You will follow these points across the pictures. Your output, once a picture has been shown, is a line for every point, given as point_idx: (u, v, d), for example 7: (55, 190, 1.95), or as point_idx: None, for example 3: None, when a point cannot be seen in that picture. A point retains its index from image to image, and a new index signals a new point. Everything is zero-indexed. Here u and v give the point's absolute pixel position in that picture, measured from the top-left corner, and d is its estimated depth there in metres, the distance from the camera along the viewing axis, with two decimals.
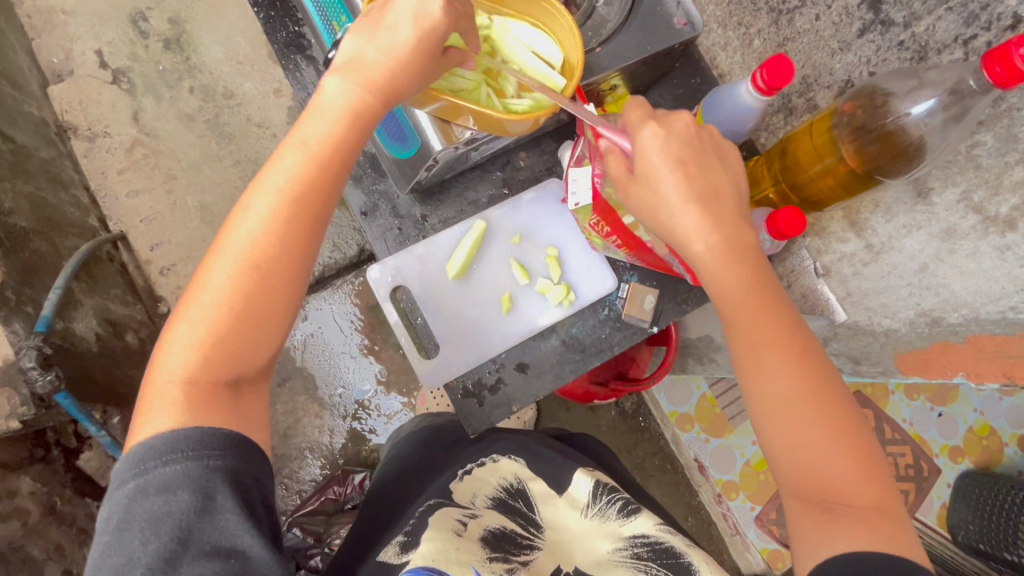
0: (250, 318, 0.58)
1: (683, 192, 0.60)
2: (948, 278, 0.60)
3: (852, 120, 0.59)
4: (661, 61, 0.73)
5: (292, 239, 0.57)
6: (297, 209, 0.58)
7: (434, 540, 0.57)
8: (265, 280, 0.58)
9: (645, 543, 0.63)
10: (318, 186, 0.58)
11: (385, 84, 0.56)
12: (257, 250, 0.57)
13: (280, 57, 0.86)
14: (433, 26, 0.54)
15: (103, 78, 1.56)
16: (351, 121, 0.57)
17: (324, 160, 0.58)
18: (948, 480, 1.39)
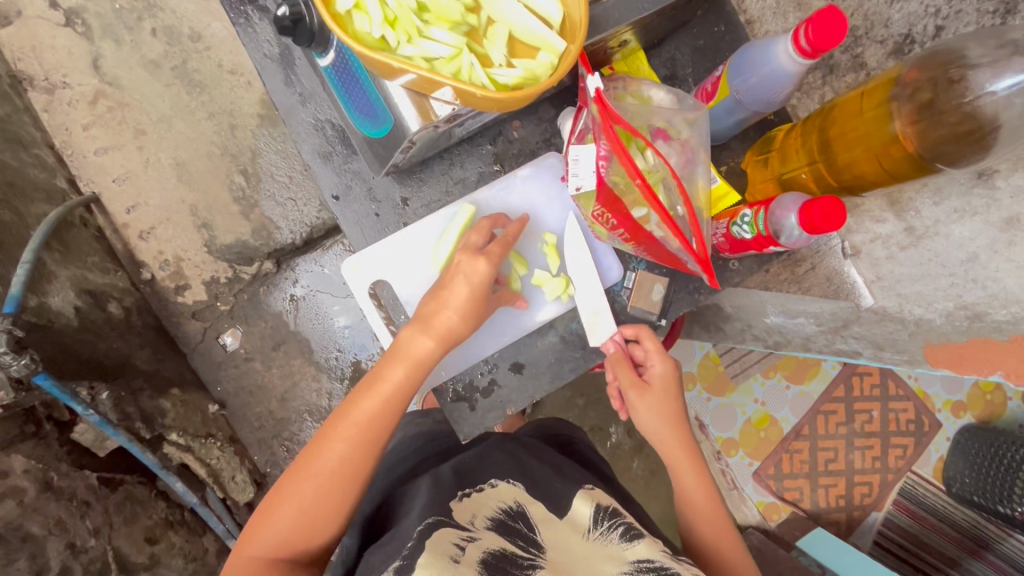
0: (322, 521, 0.64)
1: (670, 409, 0.74)
2: (1000, 272, 0.55)
3: (915, 96, 0.50)
4: (679, 9, 0.62)
5: (368, 448, 0.65)
6: (374, 436, 0.65)
7: (428, 568, 0.51)
8: (337, 491, 0.64)
9: (651, 567, 0.56)
10: (394, 404, 0.65)
11: (449, 343, 0.66)
12: (337, 469, 0.64)
13: (229, 8, 0.72)
14: (483, 275, 0.65)
15: (55, 19, 1.41)
16: (415, 369, 0.65)
17: (402, 399, 0.66)
18: (947, 434, 1.38)
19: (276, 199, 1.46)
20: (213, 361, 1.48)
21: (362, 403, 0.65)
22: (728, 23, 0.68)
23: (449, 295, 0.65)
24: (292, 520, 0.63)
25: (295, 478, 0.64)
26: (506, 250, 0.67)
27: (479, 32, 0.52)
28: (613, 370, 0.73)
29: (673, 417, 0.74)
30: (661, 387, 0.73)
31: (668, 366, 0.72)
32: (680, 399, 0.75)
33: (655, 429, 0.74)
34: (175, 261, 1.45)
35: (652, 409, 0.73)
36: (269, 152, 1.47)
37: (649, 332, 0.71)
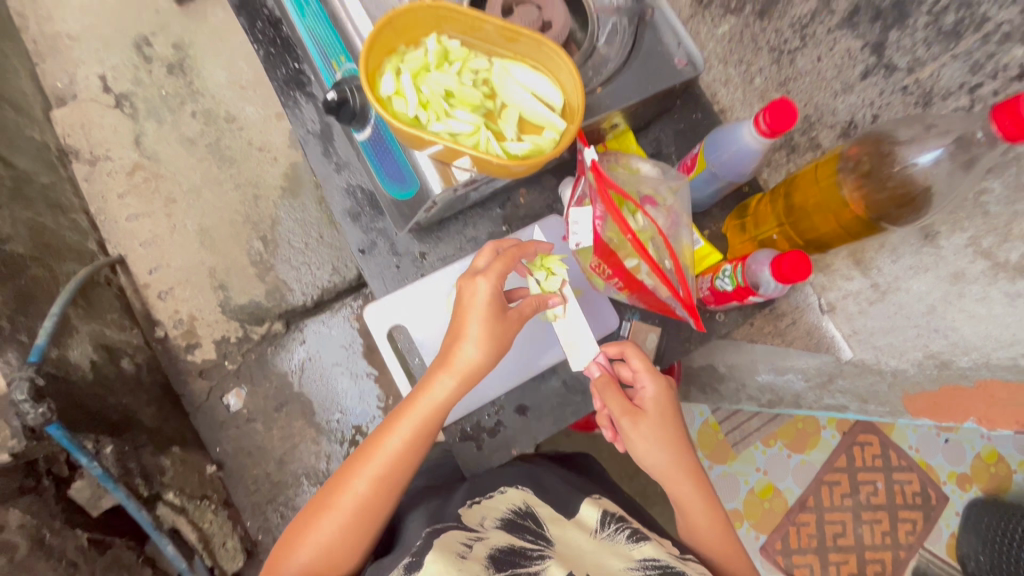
0: (347, 549, 0.66)
1: (669, 435, 0.70)
2: (957, 322, 0.57)
3: (858, 166, 0.56)
4: (661, 99, 0.72)
5: (391, 479, 0.68)
6: (397, 471, 0.68)
7: (436, 563, 0.52)
8: (362, 523, 0.67)
9: (657, 567, 0.55)
10: (418, 441, 0.68)
11: (468, 380, 0.66)
12: (363, 501, 0.67)
13: (279, 94, 0.79)
14: (494, 302, 0.64)
15: (106, 102, 1.58)
16: (436, 405, 0.67)
17: (427, 436, 0.69)
18: (956, 507, 1.40)
19: (291, 263, 1.54)
20: (215, 421, 1.49)
21: (387, 440, 0.68)
22: (705, 110, 0.78)
23: (463, 325, 0.65)
24: (319, 547, 0.66)
25: (325, 507, 0.67)
26: (508, 265, 0.66)
27: (495, 114, 0.61)
28: (604, 397, 0.70)
29: (672, 444, 0.69)
30: (657, 412, 0.69)
31: (658, 385, 0.70)
32: (676, 420, 0.71)
33: (660, 462, 0.69)
34: (189, 320, 1.51)
35: (653, 438, 0.69)
36: (288, 221, 1.56)
37: (633, 349, 0.71)
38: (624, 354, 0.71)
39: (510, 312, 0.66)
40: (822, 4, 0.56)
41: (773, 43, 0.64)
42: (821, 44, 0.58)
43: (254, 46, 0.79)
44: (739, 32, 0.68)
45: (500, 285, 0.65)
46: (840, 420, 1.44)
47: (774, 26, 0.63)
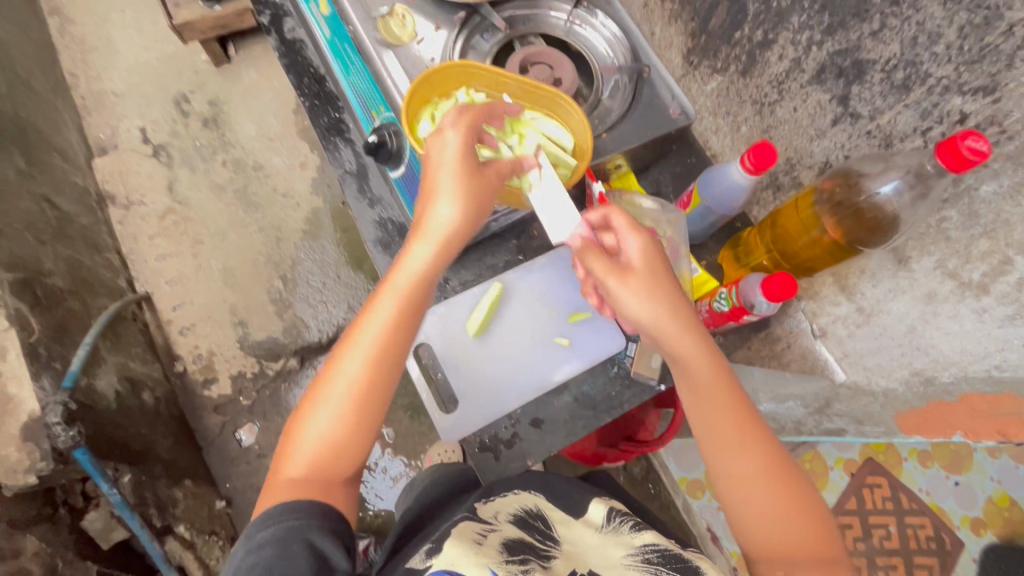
0: (347, 445, 0.60)
1: (664, 292, 0.61)
2: (936, 339, 0.63)
3: (831, 198, 0.65)
4: (659, 144, 0.81)
5: (383, 363, 0.60)
6: (389, 351, 0.60)
7: (454, 548, 0.54)
8: (360, 412, 0.60)
9: (655, 550, 0.58)
10: (407, 316, 0.60)
11: (451, 242, 0.61)
12: (355, 389, 0.59)
13: (322, 139, 0.88)
14: (467, 155, 0.59)
15: (144, 151, 1.70)
16: (422, 276, 0.61)
17: (416, 310, 0.61)
18: (974, 555, 1.36)
19: (308, 301, 1.61)
20: (227, 456, 1.51)
21: (372, 316, 0.60)
22: (698, 155, 0.87)
23: (436, 184, 0.60)
24: (319, 442, 0.59)
25: (317, 399, 0.60)
26: (474, 120, 0.61)
27: None
28: (585, 260, 0.62)
29: (668, 297, 0.60)
30: (643, 266, 0.61)
31: (645, 241, 0.62)
32: (671, 276, 0.62)
33: (653, 321, 0.60)
34: (208, 355, 1.56)
35: (644, 295, 0.60)
36: (307, 262, 1.64)
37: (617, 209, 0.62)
38: (608, 220, 0.64)
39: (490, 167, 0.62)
40: (793, 64, 0.65)
41: (755, 97, 0.73)
42: (795, 97, 0.67)
43: (301, 97, 0.89)
44: (725, 88, 0.77)
45: (472, 135, 0.60)
46: (848, 460, 1.45)
47: (755, 82, 0.72)
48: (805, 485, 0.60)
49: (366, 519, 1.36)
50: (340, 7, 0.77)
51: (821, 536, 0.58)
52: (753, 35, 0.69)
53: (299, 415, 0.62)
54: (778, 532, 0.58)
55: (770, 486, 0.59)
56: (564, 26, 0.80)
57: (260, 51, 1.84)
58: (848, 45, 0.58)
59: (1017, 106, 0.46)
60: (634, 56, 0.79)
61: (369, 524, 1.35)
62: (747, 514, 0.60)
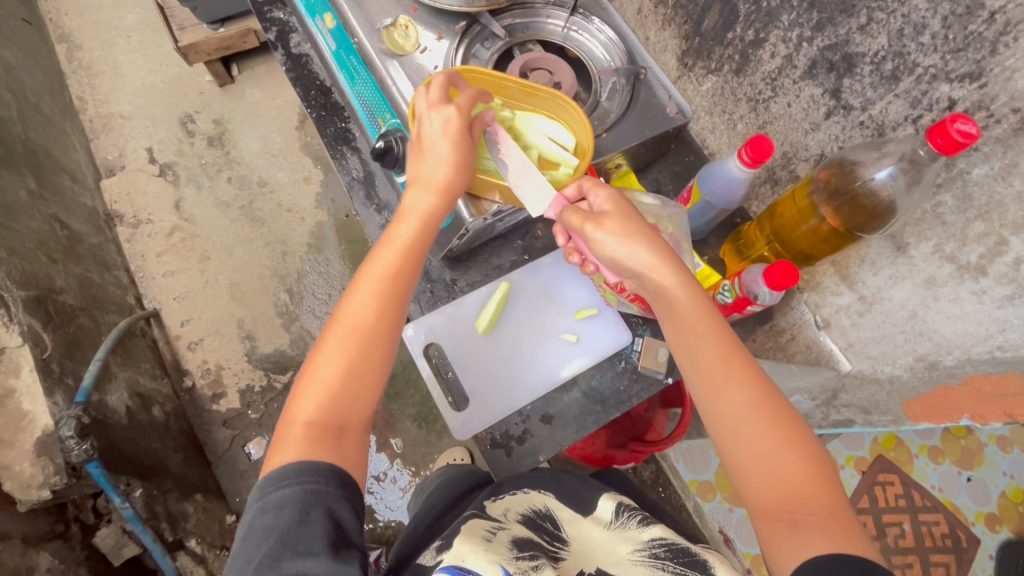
0: (362, 386, 0.61)
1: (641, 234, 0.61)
2: (938, 324, 0.64)
3: (827, 186, 0.66)
4: (658, 143, 0.83)
5: (389, 304, 0.63)
6: (394, 289, 0.63)
7: (463, 545, 0.54)
8: (371, 348, 0.62)
9: (662, 545, 0.59)
10: (410, 258, 0.64)
11: (449, 190, 0.65)
12: (366, 323, 0.61)
13: (329, 148, 0.90)
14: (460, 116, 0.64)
15: (152, 171, 1.73)
16: (424, 223, 0.65)
17: (418, 253, 0.65)
18: (989, 551, 1.38)
19: (314, 313, 1.63)
20: (236, 470, 1.51)
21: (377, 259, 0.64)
22: (696, 154, 0.89)
23: (432, 145, 0.64)
24: (330, 379, 0.60)
25: (323, 345, 0.62)
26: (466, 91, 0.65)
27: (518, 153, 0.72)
28: (561, 216, 0.64)
29: (641, 236, 0.61)
30: (613, 212, 0.63)
31: (612, 194, 0.65)
32: (643, 221, 0.63)
33: (634, 260, 0.61)
34: (216, 370, 1.57)
35: (619, 237, 0.61)
36: (313, 274, 1.66)
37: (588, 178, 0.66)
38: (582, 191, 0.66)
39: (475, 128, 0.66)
40: (786, 61, 0.68)
41: (749, 94, 0.75)
42: (789, 93, 0.69)
43: (308, 109, 0.91)
44: (720, 87, 0.79)
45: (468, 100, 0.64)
46: (860, 458, 1.44)
47: (749, 80, 0.74)
48: (806, 428, 0.57)
49: (378, 528, 1.35)
50: (345, 20, 0.80)
51: (821, 481, 0.54)
52: (745, 35, 0.71)
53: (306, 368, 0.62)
54: (775, 475, 0.55)
55: (764, 424, 0.56)
56: (561, 33, 0.83)
57: (262, 71, 1.88)
58: (837, 40, 0.60)
59: (1003, 90, 0.48)
60: (630, 59, 0.82)
61: (380, 534, 1.35)
62: (741, 457, 0.57)
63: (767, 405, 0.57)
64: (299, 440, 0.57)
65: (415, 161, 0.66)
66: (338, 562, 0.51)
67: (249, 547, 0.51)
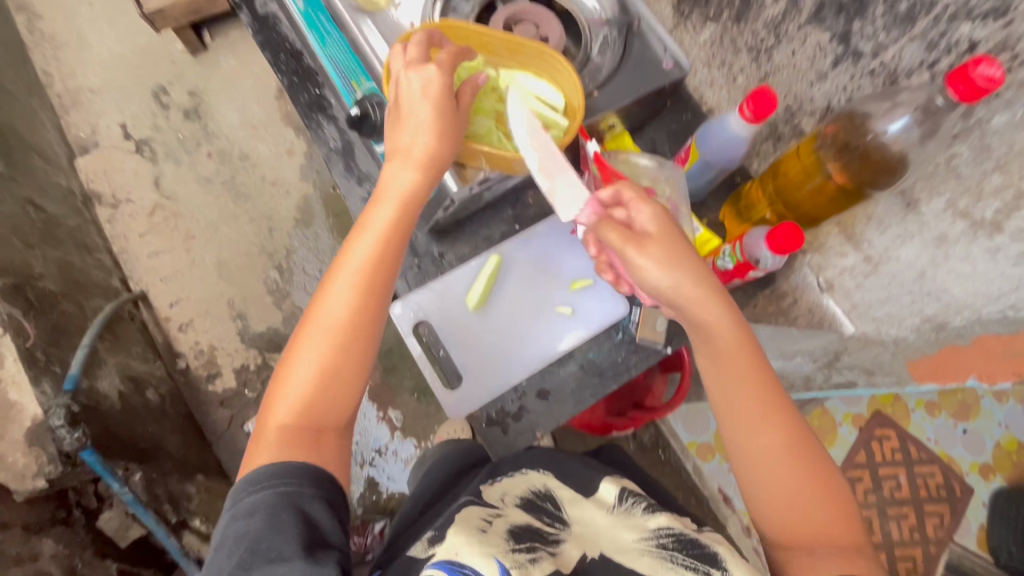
0: (341, 382, 0.59)
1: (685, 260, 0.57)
2: (947, 283, 0.61)
3: (835, 141, 0.62)
4: (653, 100, 0.78)
5: (367, 297, 0.60)
6: (374, 279, 0.60)
7: (458, 535, 0.53)
8: (352, 342, 0.59)
9: (670, 534, 0.57)
10: (390, 246, 0.61)
11: (431, 168, 0.61)
12: (343, 318, 0.59)
13: (303, 117, 0.85)
14: (441, 86, 0.60)
15: (127, 148, 1.67)
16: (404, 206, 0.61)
17: (398, 238, 0.62)
18: (982, 498, 1.40)
19: (306, 290, 1.59)
20: (237, 449, 1.51)
21: (356, 247, 0.61)
22: (694, 110, 0.84)
23: (412, 120, 0.60)
24: (309, 378, 0.58)
25: (300, 339, 0.60)
26: (450, 56, 0.61)
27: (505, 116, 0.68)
28: (596, 230, 0.58)
29: (687, 266, 0.57)
30: (659, 236, 0.57)
31: (657, 209, 0.59)
32: (687, 245, 0.59)
33: (673, 288, 0.57)
34: (210, 350, 1.55)
35: (663, 263, 0.56)
36: (302, 250, 1.62)
37: (627, 184, 0.60)
38: (618, 196, 0.61)
39: (462, 99, 0.62)
40: (790, 4, 0.62)
41: (750, 43, 0.70)
42: (793, 40, 0.64)
43: (278, 75, 0.85)
44: (719, 37, 0.74)
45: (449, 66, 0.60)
46: (857, 415, 1.45)
47: (749, 28, 0.69)
48: (832, 469, 0.59)
49: (381, 500, 1.37)
50: None
51: (843, 517, 0.57)
52: None
53: (284, 362, 0.60)
54: (793, 507, 0.57)
55: (793, 461, 0.58)
56: None
57: (236, 36, 1.79)
58: None
59: None
60: (622, 8, 0.76)
61: (384, 505, 1.37)
62: (758, 479, 0.59)
63: (795, 444, 0.58)
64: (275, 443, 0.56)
65: (393, 138, 0.62)
66: (313, 563, 0.50)
67: (220, 555, 0.51)
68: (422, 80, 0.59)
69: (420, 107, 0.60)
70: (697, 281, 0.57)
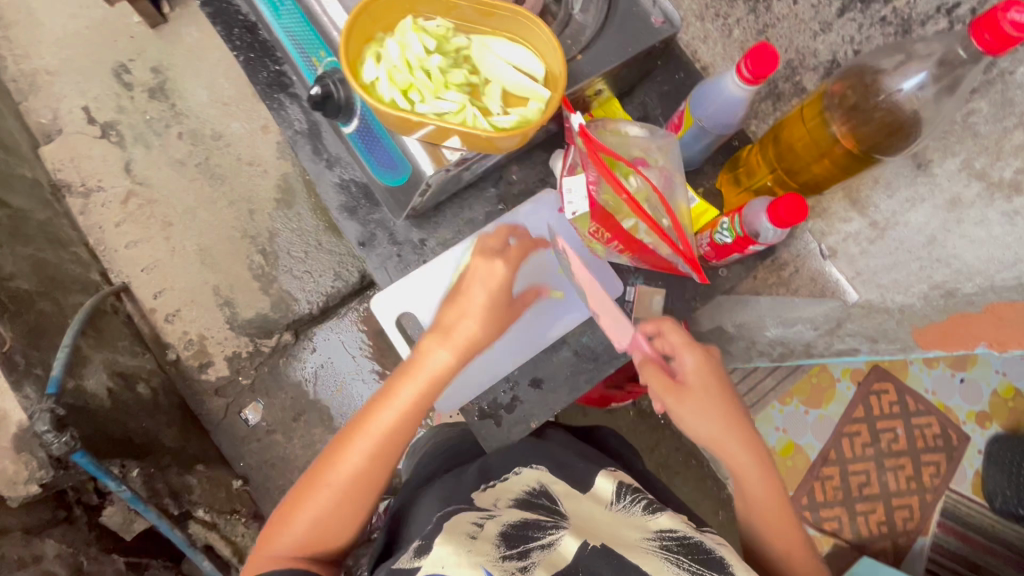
0: (345, 520, 0.69)
1: (716, 410, 0.69)
2: (959, 249, 0.57)
3: (842, 102, 0.58)
4: (643, 61, 0.72)
5: (381, 461, 0.68)
6: (389, 446, 0.68)
7: (449, 543, 0.52)
8: (361, 493, 0.68)
9: (674, 537, 0.58)
10: (410, 420, 0.68)
11: (466, 352, 0.66)
12: (355, 475, 0.67)
13: (264, 98, 0.80)
14: (499, 280, 0.66)
15: (93, 133, 1.58)
16: (430, 384, 0.66)
17: (416, 414, 0.68)
18: (978, 446, 1.41)
19: (293, 273, 1.55)
20: (236, 436, 1.50)
21: (380, 414, 0.67)
22: (687, 70, 0.78)
23: (467, 301, 0.66)
24: (317, 515, 0.67)
25: (320, 479, 0.68)
26: (522, 255, 0.68)
27: (478, 89, 0.61)
28: (643, 375, 0.70)
29: (720, 413, 0.69)
30: (700, 388, 0.69)
31: (699, 362, 0.70)
32: (723, 392, 0.71)
33: (706, 430, 0.70)
34: (199, 339, 1.51)
35: (699, 409, 0.68)
36: (285, 232, 1.57)
37: (671, 325, 0.70)
38: (662, 332, 0.71)
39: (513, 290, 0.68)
40: None
41: None
42: None
43: (234, 52, 0.79)
44: None
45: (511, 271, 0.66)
46: (855, 370, 1.44)
47: None
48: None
49: None
50: None
51: None
52: None
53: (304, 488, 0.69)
54: None
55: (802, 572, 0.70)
56: None
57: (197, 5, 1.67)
58: None
59: None
60: None
61: None
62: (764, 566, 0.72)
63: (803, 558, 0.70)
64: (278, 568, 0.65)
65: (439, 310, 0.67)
66: None
67: None
68: (483, 275, 0.66)
69: (477, 294, 0.66)
70: (727, 427, 0.69)
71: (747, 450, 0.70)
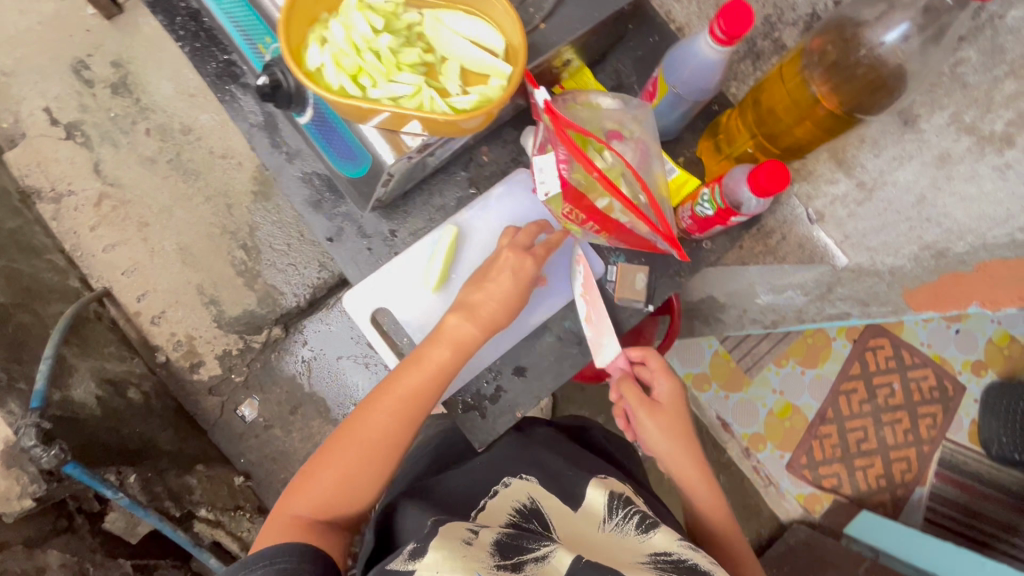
0: (361, 485, 0.67)
1: (678, 430, 0.77)
2: (950, 207, 0.56)
3: (823, 58, 0.57)
4: (613, 24, 0.68)
5: (402, 427, 0.68)
6: (413, 413, 0.68)
7: (441, 549, 0.53)
8: (378, 460, 0.68)
9: (668, 559, 0.56)
10: (433, 385, 0.68)
11: (490, 326, 0.68)
12: (376, 438, 0.67)
13: (214, 90, 0.76)
14: (526, 266, 0.69)
15: (57, 134, 1.52)
16: (457, 351, 0.68)
17: (441, 382, 0.68)
18: (975, 395, 1.42)
19: (277, 267, 1.52)
20: (234, 433, 1.49)
21: (405, 377, 0.68)
22: (661, 32, 0.74)
23: (492, 284, 0.69)
24: (333, 479, 0.67)
25: (341, 439, 0.68)
26: (547, 254, 0.71)
27: (434, 69, 0.57)
28: (621, 391, 0.78)
29: (681, 434, 0.77)
30: (665, 411, 0.77)
31: (672, 388, 0.77)
32: (686, 421, 0.78)
33: (667, 448, 0.77)
34: (188, 340, 1.50)
35: (662, 426, 0.76)
36: (265, 224, 1.53)
37: (654, 354, 0.77)
38: (645, 359, 0.77)
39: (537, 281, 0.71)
40: None
41: None
42: None
43: (178, 43, 0.76)
44: None
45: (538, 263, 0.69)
46: (851, 328, 1.43)
47: None
48: None
49: None
50: None
51: None
52: None
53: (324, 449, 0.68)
54: None
55: None
56: None
57: None
58: None
59: None
60: None
61: None
62: None
63: None
64: (292, 528, 0.63)
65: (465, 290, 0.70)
66: None
67: None
68: (512, 263, 0.69)
69: (504, 275, 0.69)
70: (684, 449, 0.77)
71: (701, 476, 0.78)
